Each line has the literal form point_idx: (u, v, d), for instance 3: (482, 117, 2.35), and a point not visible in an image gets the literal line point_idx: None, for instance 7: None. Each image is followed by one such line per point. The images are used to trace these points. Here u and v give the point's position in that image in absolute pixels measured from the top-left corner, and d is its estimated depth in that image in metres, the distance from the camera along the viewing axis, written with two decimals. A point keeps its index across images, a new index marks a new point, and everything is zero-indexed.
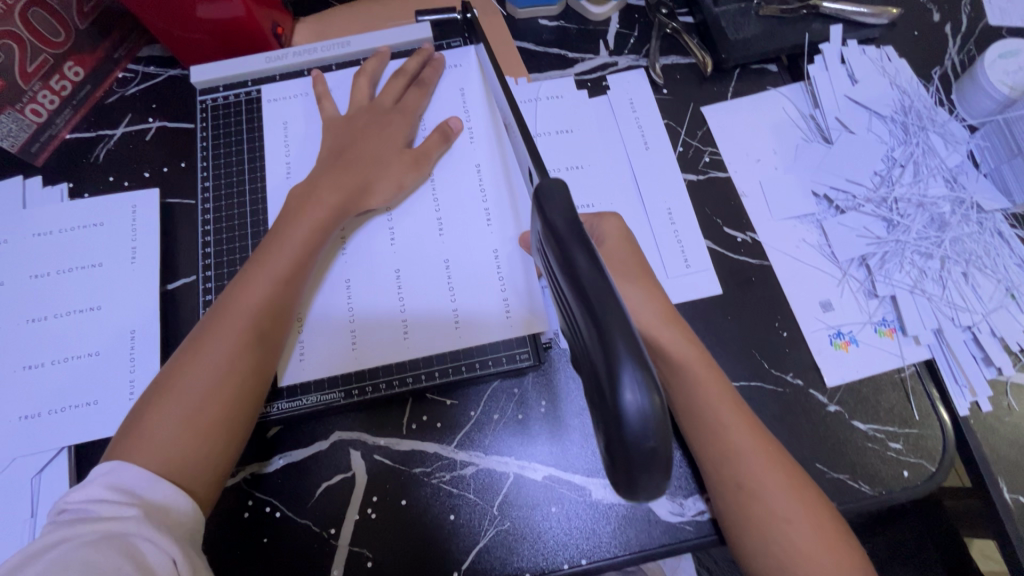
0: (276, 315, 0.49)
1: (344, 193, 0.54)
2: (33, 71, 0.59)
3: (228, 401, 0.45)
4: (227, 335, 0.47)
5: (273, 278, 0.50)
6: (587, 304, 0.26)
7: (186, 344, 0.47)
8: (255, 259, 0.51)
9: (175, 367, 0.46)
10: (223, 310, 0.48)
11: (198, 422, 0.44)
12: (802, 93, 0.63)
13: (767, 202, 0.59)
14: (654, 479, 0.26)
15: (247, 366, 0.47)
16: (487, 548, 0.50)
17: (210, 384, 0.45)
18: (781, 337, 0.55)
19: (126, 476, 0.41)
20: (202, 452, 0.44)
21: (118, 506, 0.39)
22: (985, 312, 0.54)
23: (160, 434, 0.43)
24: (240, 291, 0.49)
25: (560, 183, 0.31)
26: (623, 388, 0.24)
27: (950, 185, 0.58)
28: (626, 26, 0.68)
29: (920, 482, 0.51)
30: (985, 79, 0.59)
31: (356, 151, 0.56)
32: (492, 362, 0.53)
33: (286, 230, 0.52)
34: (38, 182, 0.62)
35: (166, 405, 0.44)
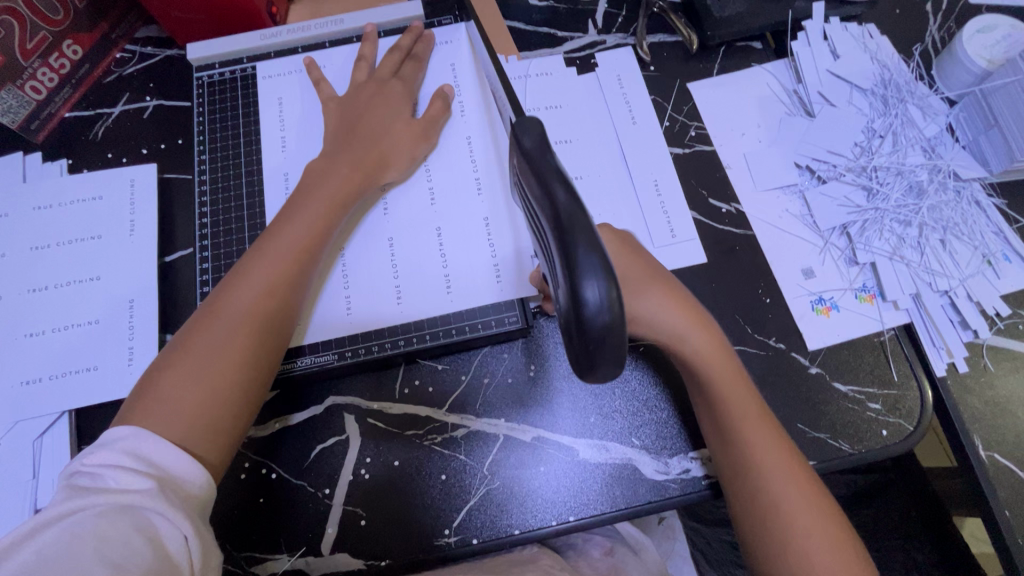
0: (294, 283, 0.50)
1: (361, 169, 0.55)
2: (32, 48, 0.60)
3: (245, 363, 0.46)
4: (243, 298, 0.48)
5: (290, 245, 0.51)
6: (554, 214, 0.29)
7: (203, 311, 0.48)
8: (270, 230, 0.52)
9: (192, 329, 0.47)
10: (239, 276, 0.49)
11: (212, 384, 0.45)
12: (786, 69, 0.65)
13: (751, 173, 0.61)
14: (609, 362, 0.29)
15: (264, 331, 0.48)
16: (478, 506, 0.52)
17: (228, 346, 0.46)
18: (764, 303, 0.57)
19: (141, 439, 0.41)
20: (217, 413, 0.44)
21: (133, 477, 0.39)
22: (962, 278, 0.56)
23: (176, 394, 0.44)
24: (256, 258, 0.50)
25: (534, 120, 0.33)
26: (585, 286, 0.27)
27: (928, 155, 0.60)
28: (614, 5, 0.69)
29: (899, 440, 0.53)
30: (964, 53, 0.60)
31: (364, 124, 0.58)
32: (482, 325, 0.55)
33: (303, 202, 0.53)
34: (38, 158, 0.63)
35: (182, 364, 0.45)
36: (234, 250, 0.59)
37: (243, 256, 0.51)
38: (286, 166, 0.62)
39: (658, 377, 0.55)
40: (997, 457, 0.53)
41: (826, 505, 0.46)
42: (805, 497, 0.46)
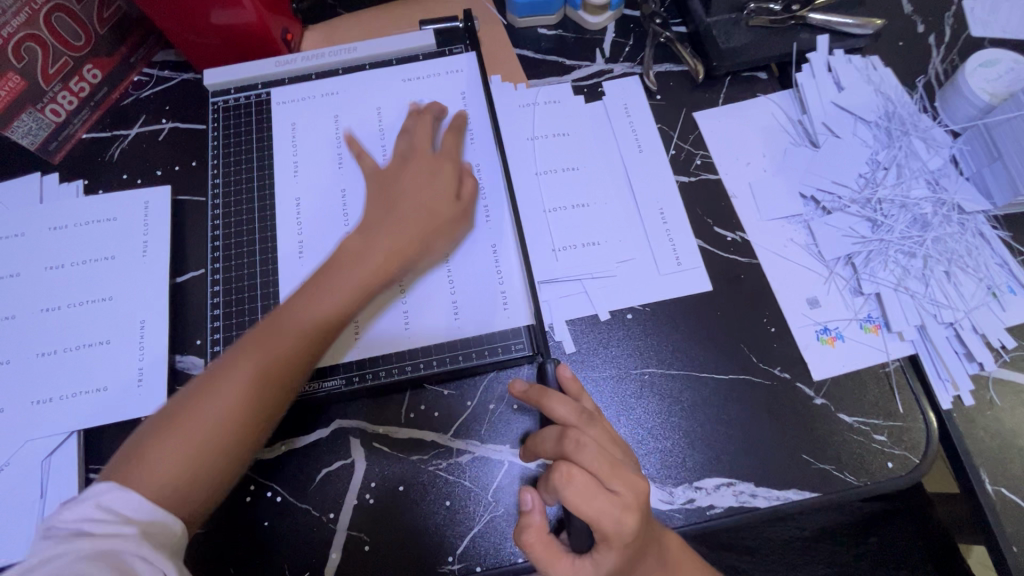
0: (314, 360, 0.48)
1: (405, 248, 0.52)
2: (54, 72, 0.62)
3: (247, 442, 0.45)
4: (259, 379, 0.45)
5: (321, 326, 0.48)
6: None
7: (219, 363, 0.46)
8: (305, 296, 0.49)
9: (199, 394, 0.44)
10: (261, 344, 0.46)
11: (209, 463, 0.43)
12: (790, 99, 0.66)
13: (756, 202, 0.62)
14: None
15: (276, 408, 0.46)
16: (482, 533, 0.52)
17: (233, 423, 0.44)
18: (769, 332, 0.57)
19: (123, 497, 0.40)
20: (208, 489, 0.43)
21: (114, 525, 0.38)
22: (967, 310, 0.56)
23: (167, 461, 0.42)
24: (283, 326, 0.47)
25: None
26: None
27: (932, 187, 0.60)
28: (621, 35, 0.70)
29: (905, 473, 0.52)
30: (966, 86, 0.61)
31: (407, 184, 0.55)
32: (489, 352, 0.55)
33: (341, 270, 0.50)
34: (55, 179, 0.65)
35: (181, 434, 0.43)
36: (245, 273, 0.60)
37: (270, 315, 0.48)
38: (298, 190, 0.63)
39: (664, 404, 0.55)
40: (1004, 492, 0.52)
41: None
42: None
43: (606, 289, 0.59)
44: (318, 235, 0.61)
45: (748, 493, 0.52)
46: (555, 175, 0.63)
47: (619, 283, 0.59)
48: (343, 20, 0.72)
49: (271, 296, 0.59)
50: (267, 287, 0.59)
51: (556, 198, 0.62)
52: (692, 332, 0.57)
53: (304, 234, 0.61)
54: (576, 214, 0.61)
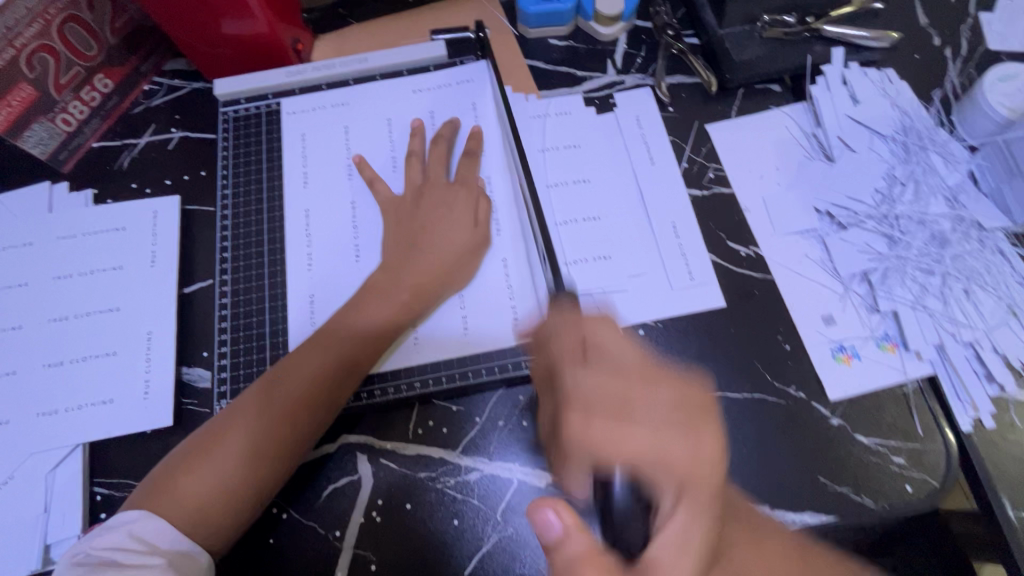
0: (327, 397, 0.51)
1: (416, 289, 0.55)
2: (65, 82, 0.62)
3: (267, 468, 0.48)
4: (275, 413, 0.49)
5: (333, 363, 0.51)
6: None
7: (242, 399, 0.51)
8: (322, 334, 0.53)
9: (224, 426, 0.49)
10: (289, 373, 0.51)
11: (224, 493, 0.47)
12: (804, 112, 0.65)
13: (770, 217, 0.61)
14: None
15: (296, 437, 0.49)
16: (490, 553, 0.51)
17: (250, 450, 0.48)
18: (784, 350, 0.56)
19: (149, 526, 0.45)
20: (225, 513, 0.47)
21: (141, 556, 0.43)
22: (986, 329, 0.55)
23: (191, 489, 0.46)
24: (308, 357, 0.52)
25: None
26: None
27: (951, 204, 0.59)
28: (633, 46, 0.70)
29: (923, 497, 0.51)
30: (985, 101, 0.60)
31: (427, 230, 0.57)
32: (498, 368, 0.55)
33: (362, 308, 0.54)
34: (64, 188, 0.65)
35: (204, 464, 0.47)
36: (253, 285, 0.60)
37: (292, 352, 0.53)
38: (307, 202, 0.62)
39: None
40: None
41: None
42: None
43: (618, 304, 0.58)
44: (328, 247, 0.60)
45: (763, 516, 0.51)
46: (567, 187, 0.62)
47: (631, 297, 0.58)
48: (353, 30, 0.72)
49: (279, 308, 0.59)
50: (275, 299, 0.59)
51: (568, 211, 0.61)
52: (706, 349, 0.56)
53: (313, 246, 0.60)
54: (586, 228, 0.60)
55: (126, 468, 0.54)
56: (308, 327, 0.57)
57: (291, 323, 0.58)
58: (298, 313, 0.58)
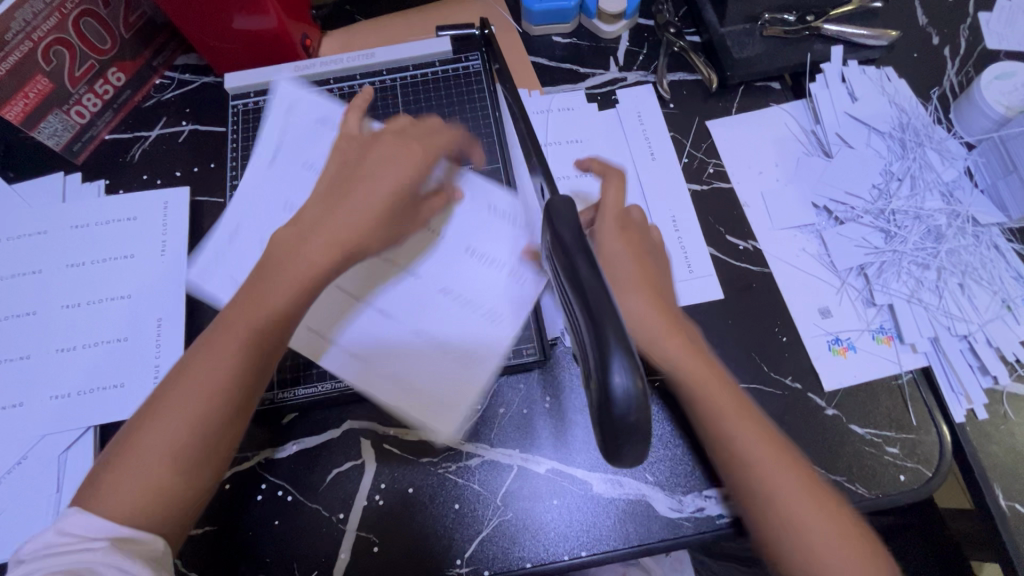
0: (260, 362, 0.45)
1: (346, 240, 0.47)
2: (80, 75, 0.63)
3: (203, 454, 0.43)
4: (200, 393, 0.43)
5: (255, 327, 0.44)
6: (582, 285, 0.31)
7: (163, 386, 0.44)
8: (243, 296, 0.45)
9: (145, 419, 0.43)
10: (199, 364, 0.43)
11: (158, 492, 0.41)
12: (803, 110, 0.66)
13: (768, 211, 0.62)
14: (638, 444, 0.30)
15: (222, 426, 0.43)
16: (490, 537, 0.52)
17: (179, 441, 0.42)
18: (780, 341, 0.57)
19: (82, 528, 0.39)
20: (170, 510, 0.42)
21: (78, 541, 0.39)
22: (981, 323, 0.56)
23: (118, 494, 0.41)
24: (229, 326, 0.44)
25: (568, 198, 0.36)
26: (610, 365, 0.29)
27: (947, 200, 0.60)
28: (635, 44, 0.71)
29: (917, 486, 0.52)
30: (981, 99, 0.61)
31: (355, 183, 0.49)
32: (499, 356, 0.56)
33: (268, 276, 0.45)
34: (78, 178, 0.66)
35: (129, 464, 0.41)
36: None
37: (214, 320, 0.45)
38: None
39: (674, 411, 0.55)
40: (1019, 508, 0.52)
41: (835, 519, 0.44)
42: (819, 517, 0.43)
43: None
44: None
45: None
46: (568, 181, 0.63)
47: None
48: (361, 26, 0.73)
49: None
50: None
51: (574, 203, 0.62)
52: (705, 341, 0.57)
53: None
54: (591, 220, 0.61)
55: None
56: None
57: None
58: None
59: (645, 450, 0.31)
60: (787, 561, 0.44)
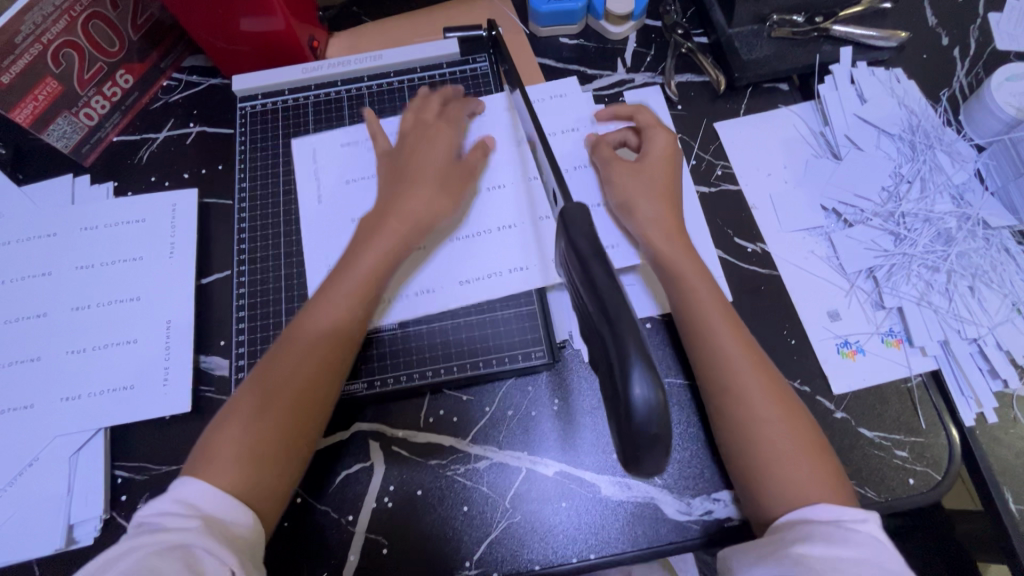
0: (355, 325, 0.53)
1: (411, 225, 0.56)
2: (88, 77, 0.63)
3: (310, 410, 0.50)
4: (310, 351, 0.51)
5: (356, 289, 0.53)
6: (600, 297, 0.32)
7: (272, 352, 0.52)
8: (344, 261, 0.55)
9: (260, 378, 0.50)
10: (298, 336, 0.51)
11: (270, 444, 0.48)
12: (812, 111, 0.66)
13: (776, 214, 0.61)
14: (657, 455, 0.31)
15: (319, 393, 0.50)
16: (498, 539, 0.52)
17: (290, 397, 0.49)
18: (789, 344, 0.57)
19: (195, 492, 0.44)
20: (278, 464, 0.48)
21: (181, 519, 0.42)
22: (991, 326, 0.56)
23: (234, 446, 0.47)
24: (335, 289, 0.53)
25: (582, 206, 0.37)
26: (631, 379, 0.30)
27: (957, 202, 0.60)
28: (643, 45, 0.71)
29: (926, 490, 0.52)
30: (992, 100, 0.60)
31: (412, 174, 0.58)
32: (508, 359, 0.57)
33: (356, 260, 0.54)
34: (86, 180, 0.66)
35: (244, 421, 0.48)
36: (269, 277, 0.61)
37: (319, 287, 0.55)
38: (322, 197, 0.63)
39: (681, 414, 0.55)
40: None
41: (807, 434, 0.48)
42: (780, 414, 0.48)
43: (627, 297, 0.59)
44: (341, 239, 0.61)
45: None
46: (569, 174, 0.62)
47: (638, 290, 0.59)
48: (368, 27, 0.73)
49: (295, 299, 0.60)
50: (291, 291, 0.60)
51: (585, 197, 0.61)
52: None
53: (327, 237, 0.61)
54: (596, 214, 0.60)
55: (146, 452, 0.56)
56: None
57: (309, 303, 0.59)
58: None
59: (665, 462, 0.32)
60: (746, 450, 0.48)
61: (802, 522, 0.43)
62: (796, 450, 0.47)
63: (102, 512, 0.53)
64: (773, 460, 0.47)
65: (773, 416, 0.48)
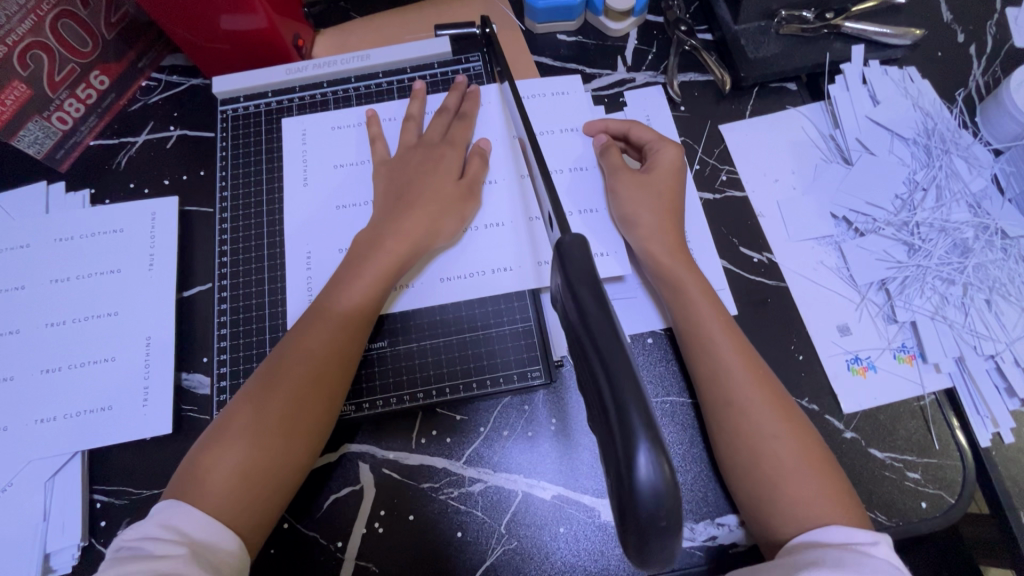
0: (355, 337, 0.51)
1: (410, 237, 0.53)
2: (60, 79, 0.60)
3: (303, 427, 0.47)
4: (306, 364, 0.49)
5: (356, 299, 0.51)
6: (603, 357, 0.30)
7: (268, 363, 0.50)
8: (347, 266, 0.53)
9: (254, 391, 0.48)
10: (290, 356, 0.49)
11: (258, 465, 0.45)
12: (821, 113, 0.63)
13: (784, 222, 0.59)
14: (666, 540, 0.27)
15: (309, 420, 0.48)
16: (494, 566, 0.50)
17: (284, 413, 0.47)
18: (797, 360, 0.54)
19: (180, 519, 0.42)
20: (267, 488, 0.46)
21: (168, 544, 0.40)
22: (1009, 342, 0.53)
23: (219, 469, 0.45)
24: (335, 297, 0.51)
25: (579, 238, 0.35)
26: (636, 456, 0.27)
27: (974, 211, 0.57)
28: (644, 42, 0.67)
29: (939, 514, 0.50)
30: (1011, 103, 0.58)
31: (413, 193, 0.55)
32: (504, 379, 0.54)
33: (352, 278, 0.52)
34: (61, 188, 0.63)
35: (231, 441, 0.46)
36: (252, 290, 0.58)
37: (320, 292, 0.53)
38: (307, 204, 0.60)
39: (684, 436, 0.53)
40: None
41: (818, 460, 0.45)
42: (788, 432, 0.45)
43: (628, 311, 0.56)
44: (326, 249, 0.58)
45: None
46: (563, 175, 0.59)
47: (639, 303, 0.56)
48: (356, 24, 0.70)
49: (279, 315, 0.57)
50: (275, 305, 0.58)
51: (577, 200, 0.58)
52: None
53: (313, 248, 0.58)
54: (577, 220, 0.57)
55: (126, 476, 0.54)
56: (305, 300, 0.57)
57: (289, 307, 0.57)
58: (296, 305, 0.57)
59: (674, 552, 0.28)
60: (751, 469, 0.45)
61: (814, 545, 0.41)
62: (803, 470, 0.44)
63: (79, 540, 0.51)
64: (778, 485, 0.44)
65: (777, 436, 0.45)
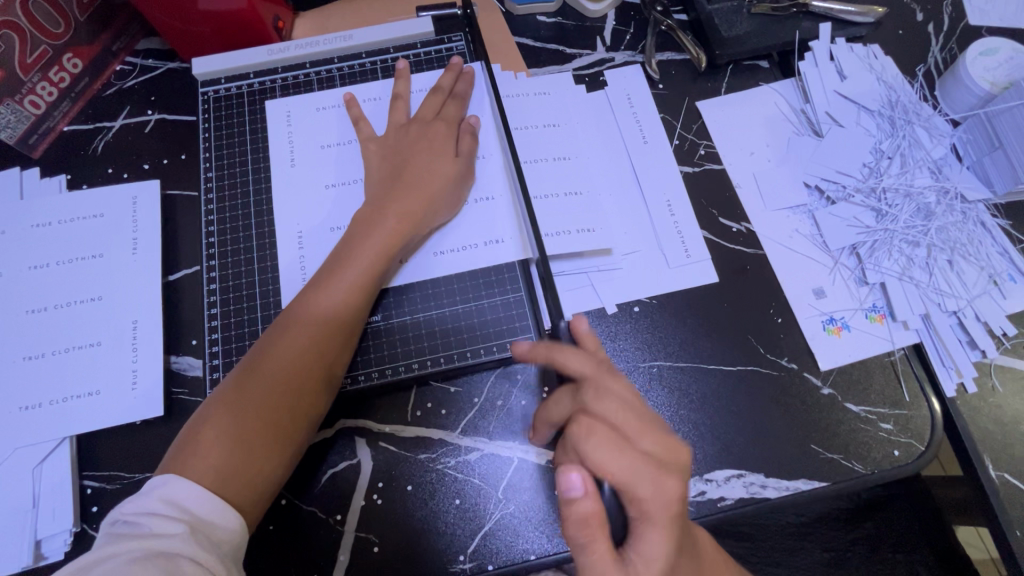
0: (353, 318, 0.51)
1: (410, 216, 0.54)
2: (32, 62, 0.59)
3: (300, 406, 0.48)
4: (304, 344, 0.49)
5: (354, 282, 0.51)
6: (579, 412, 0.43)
7: (265, 342, 0.50)
8: (344, 246, 0.53)
9: (251, 369, 0.48)
10: (287, 336, 0.49)
11: (253, 442, 0.45)
12: (793, 88, 0.65)
13: (761, 193, 0.61)
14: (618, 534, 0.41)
15: (311, 399, 0.49)
16: (493, 531, 0.51)
17: (282, 391, 0.47)
18: (776, 323, 0.57)
19: (179, 492, 0.42)
20: (262, 463, 0.46)
21: (168, 522, 0.40)
22: (969, 298, 0.57)
23: (213, 444, 0.45)
24: (334, 277, 0.51)
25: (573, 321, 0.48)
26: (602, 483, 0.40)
27: (935, 176, 0.61)
28: (622, 23, 0.69)
29: (909, 461, 0.53)
30: (967, 75, 0.61)
31: (411, 173, 0.56)
32: (497, 348, 0.55)
33: (348, 260, 0.52)
34: (36, 173, 0.62)
35: (228, 416, 0.46)
36: (242, 269, 0.58)
37: (318, 271, 0.53)
38: (294, 184, 0.60)
39: (672, 399, 0.54)
40: (1006, 477, 0.53)
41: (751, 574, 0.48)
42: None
43: (615, 282, 0.58)
44: (317, 228, 0.58)
45: (758, 484, 0.52)
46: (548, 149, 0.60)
47: (625, 274, 0.58)
48: (337, 7, 0.70)
49: (270, 294, 0.57)
50: (265, 285, 0.57)
51: (544, 185, 0.59)
52: (698, 326, 0.57)
53: (303, 228, 0.58)
54: (541, 204, 0.58)
55: (116, 460, 0.53)
56: (298, 279, 0.57)
57: (281, 286, 0.57)
58: (288, 283, 0.57)
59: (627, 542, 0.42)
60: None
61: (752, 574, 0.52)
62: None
63: (72, 525, 0.50)
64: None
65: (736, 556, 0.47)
